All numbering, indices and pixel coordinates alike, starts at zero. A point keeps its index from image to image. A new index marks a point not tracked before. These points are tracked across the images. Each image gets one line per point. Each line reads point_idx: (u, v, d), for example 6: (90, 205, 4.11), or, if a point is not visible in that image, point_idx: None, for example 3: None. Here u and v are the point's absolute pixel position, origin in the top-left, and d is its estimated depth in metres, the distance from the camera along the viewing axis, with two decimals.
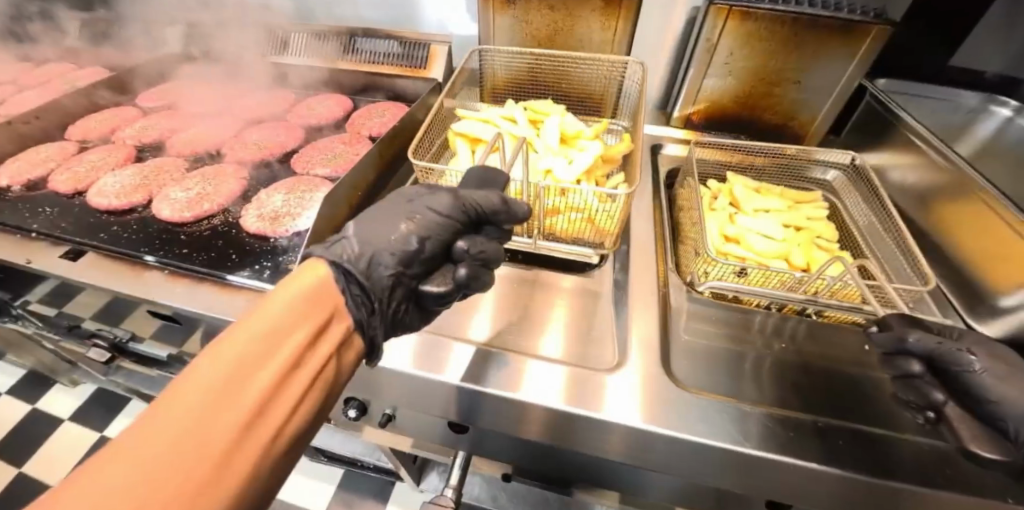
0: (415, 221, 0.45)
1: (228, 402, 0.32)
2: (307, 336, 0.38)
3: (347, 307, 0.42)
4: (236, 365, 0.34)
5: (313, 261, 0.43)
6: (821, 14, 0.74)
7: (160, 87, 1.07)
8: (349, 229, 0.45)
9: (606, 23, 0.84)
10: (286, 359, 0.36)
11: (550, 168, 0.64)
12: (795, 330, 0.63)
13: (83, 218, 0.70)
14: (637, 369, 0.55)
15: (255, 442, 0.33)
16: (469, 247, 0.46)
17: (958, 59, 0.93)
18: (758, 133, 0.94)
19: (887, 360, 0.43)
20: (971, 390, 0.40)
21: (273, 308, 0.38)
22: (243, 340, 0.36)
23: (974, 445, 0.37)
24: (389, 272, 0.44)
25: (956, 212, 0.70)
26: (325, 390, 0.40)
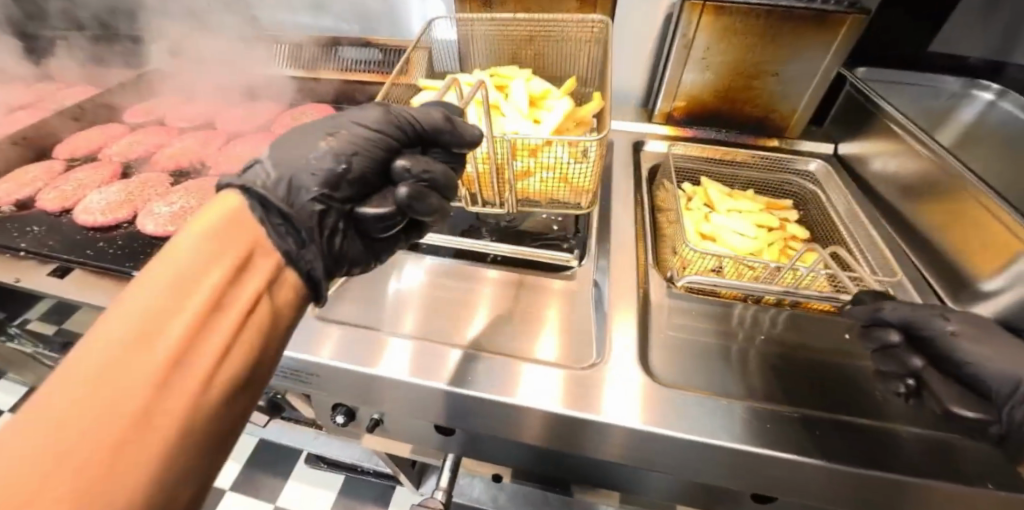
0: (337, 139, 0.44)
1: (141, 354, 0.31)
2: (227, 274, 0.36)
3: (270, 241, 0.40)
4: (142, 317, 0.32)
5: (226, 193, 0.40)
6: (795, 5, 0.75)
7: (147, 103, 1.08)
8: (262, 155, 0.43)
9: (582, 22, 0.85)
10: (204, 302, 0.34)
11: (518, 130, 0.65)
12: (773, 319, 0.63)
13: (70, 235, 0.71)
14: (623, 367, 0.56)
15: (189, 380, 0.32)
16: (409, 165, 0.46)
17: (937, 45, 0.94)
18: (739, 127, 0.94)
19: (868, 333, 0.46)
20: (949, 354, 0.41)
21: (183, 250, 0.36)
22: (156, 285, 0.34)
23: (953, 405, 0.38)
24: (315, 196, 0.42)
25: (937, 198, 0.70)
26: (264, 326, 0.38)
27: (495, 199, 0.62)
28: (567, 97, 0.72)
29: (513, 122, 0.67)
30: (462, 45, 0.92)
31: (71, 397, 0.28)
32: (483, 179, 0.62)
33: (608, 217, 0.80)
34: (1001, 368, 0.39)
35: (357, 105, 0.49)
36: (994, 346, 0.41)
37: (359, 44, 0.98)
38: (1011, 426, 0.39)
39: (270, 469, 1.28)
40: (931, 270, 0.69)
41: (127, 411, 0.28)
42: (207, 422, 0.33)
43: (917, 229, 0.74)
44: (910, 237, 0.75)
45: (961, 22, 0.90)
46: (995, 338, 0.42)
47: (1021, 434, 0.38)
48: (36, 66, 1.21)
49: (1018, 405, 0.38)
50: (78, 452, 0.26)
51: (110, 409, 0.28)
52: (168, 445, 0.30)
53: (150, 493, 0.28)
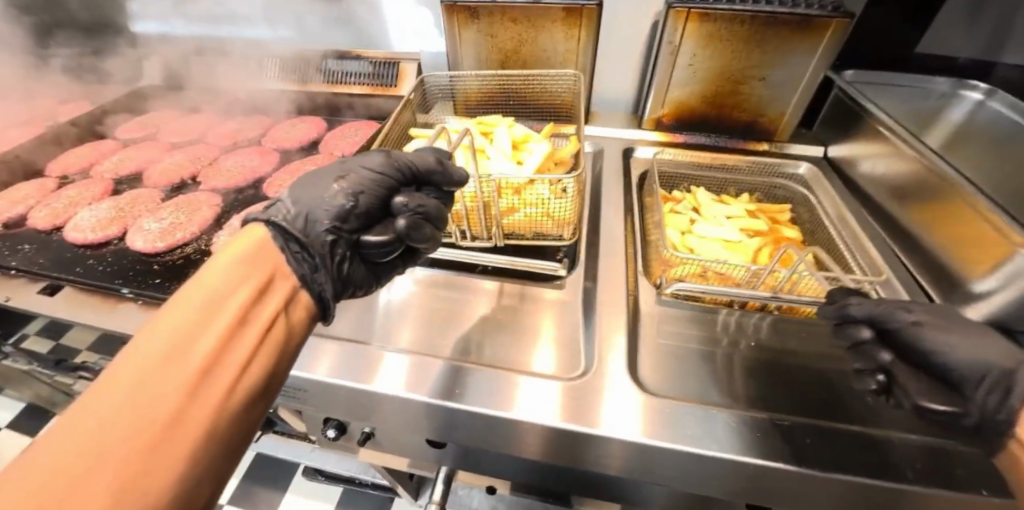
0: (347, 179, 0.48)
1: (175, 366, 0.34)
2: (251, 296, 0.40)
3: (288, 266, 0.44)
4: (177, 332, 0.35)
5: (254, 225, 0.45)
6: (779, 11, 0.75)
7: (140, 118, 1.09)
8: (284, 195, 0.48)
9: (569, 33, 0.85)
10: (231, 319, 0.38)
11: (501, 170, 0.69)
12: (760, 327, 0.63)
13: (60, 253, 0.71)
14: (616, 379, 0.55)
15: (213, 391, 0.34)
16: (406, 200, 0.49)
17: (924, 46, 0.94)
18: (727, 132, 0.95)
19: (841, 330, 0.46)
20: (914, 344, 0.41)
21: (214, 273, 0.40)
22: (186, 307, 0.37)
23: (922, 399, 0.40)
24: (327, 228, 0.46)
25: (929, 200, 0.70)
26: (281, 343, 0.41)
27: (484, 234, 0.68)
28: (546, 140, 0.75)
29: (498, 163, 0.70)
30: (451, 56, 0.93)
31: (110, 408, 0.30)
32: (471, 216, 0.67)
33: (599, 224, 0.80)
34: (967, 355, 0.39)
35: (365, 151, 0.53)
36: (961, 335, 0.40)
37: (350, 56, 0.99)
38: (983, 415, 0.38)
39: (268, 483, 1.27)
40: (922, 272, 0.69)
41: (157, 419, 0.31)
42: (227, 430, 0.35)
43: (907, 230, 0.74)
44: (901, 238, 0.74)
45: (948, 22, 0.90)
46: (968, 327, 0.41)
47: (995, 425, 0.38)
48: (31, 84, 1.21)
49: (992, 393, 0.38)
50: (113, 457, 0.29)
51: (143, 418, 0.31)
52: (193, 448, 0.32)
53: (173, 495, 0.31)
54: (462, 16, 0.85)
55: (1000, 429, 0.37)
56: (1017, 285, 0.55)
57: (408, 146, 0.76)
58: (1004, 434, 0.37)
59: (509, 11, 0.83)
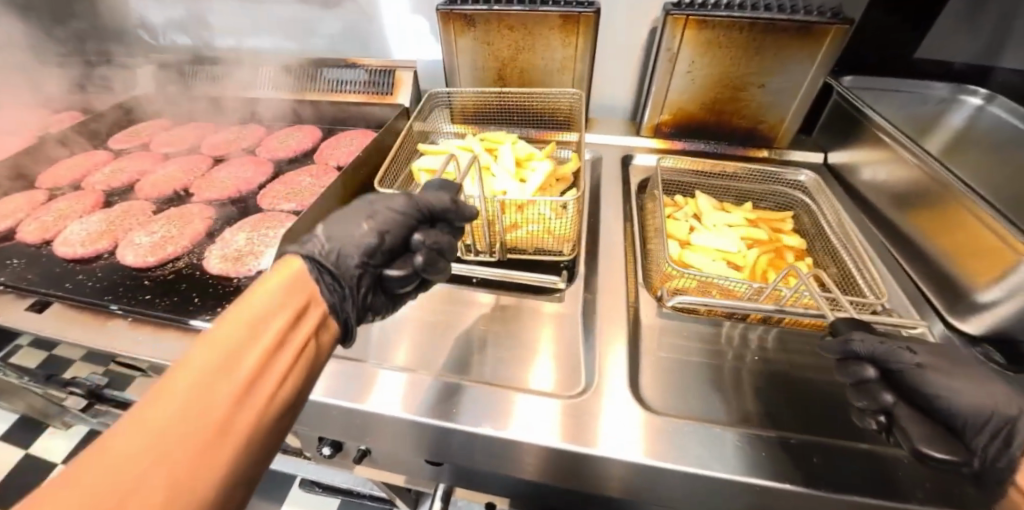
0: (375, 218, 0.48)
1: (220, 386, 0.32)
2: (290, 316, 0.39)
3: (322, 295, 0.43)
4: (222, 353, 0.34)
5: (289, 258, 0.44)
6: (778, 18, 0.74)
7: (133, 128, 1.07)
8: (317, 229, 0.48)
9: (566, 40, 0.84)
10: (273, 342, 0.37)
11: (505, 189, 0.68)
12: (763, 341, 0.62)
13: (49, 268, 0.69)
14: (620, 396, 0.54)
15: (252, 409, 0.33)
16: (422, 237, 0.49)
17: (924, 52, 0.93)
18: (727, 138, 0.94)
19: (843, 366, 0.44)
20: (918, 389, 0.40)
21: (258, 295, 0.39)
22: (228, 326, 0.36)
23: (923, 445, 0.38)
24: (358, 262, 0.46)
25: (932, 211, 0.68)
26: (313, 363, 0.40)
27: (487, 250, 0.67)
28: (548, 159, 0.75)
29: (502, 180, 0.70)
30: (448, 64, 0.92)
31: (153, 426, 0.29)
32: (475, 230, 0.67)
33: (598, 234, 0.78)
34: (971, 403, 0.39)
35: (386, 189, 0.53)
36: (964, 381, 0.40)
37: (347, 65, 0.97)
38: (988, 463, 0.39)
39: (265, 494, 1.25)
40: (924, 280, 0.68)
41: (201, 437, 0.30)
42: (255, 459, 0.33)
43: (909, 239, 0.73)
44: (903, 248, 0.73)
45: (946, 27, 0.89)
46: (966, 371, 0.41)
47: (995, 472, 0.39)
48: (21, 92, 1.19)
49: (993, 439, 0.38)
50: (156, 476, 0.27)
51: (189, 435, 0.29)
52: (226, 477, 0.30)
53: None
54: (458, 24, 0.84)
55: (1000, 475, 0.38)
56: (1020, 298, 0.54)
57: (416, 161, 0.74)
58: (1002, 481, 0.39)
59: (506, 19, 0.82)
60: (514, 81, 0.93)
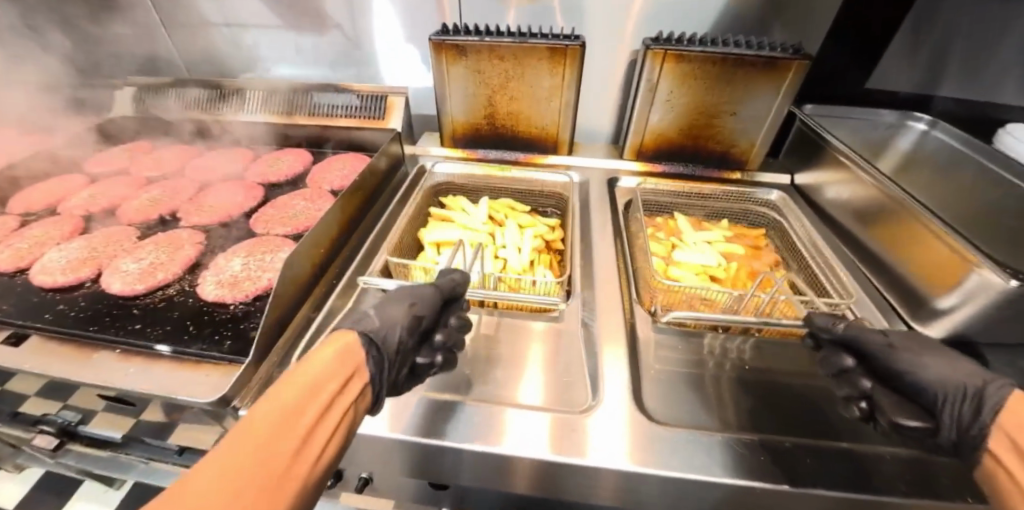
0: (417, 306, 0.52)
1: (276, 446, 0.34)
2: (340, 383, 0.40)
3: (367, 369, 0.44)
4: (279, 415, 0.36)
5: (343, 331, 0.47)
6: (746, 54, 0.82)
7: (110, 151, 1.04)
8: (370, 308, 0.51)
9: (554, 70, 0.89)
10: (322, 406, 0.38)
11: (505, 258, 0.78)
12: (743, 350, 0.65)
13: (25, 298, 0.66)
14: (613, 408, 0.55)
15: (299, 472, 0.35)
16: (444, 337, 0.54)
17: (875, 83, 1.03)
18: (703, 161, 1.00)
19: (824, 360, 0.52)
20: (891, 366, 0.47)
21: (315, 360, 0.41)
22: (284, 390, 0.37)
23: (898, 417, 0.44)
24: (399, 339, 0.48)
25: (888, 226, 0.76)
26: (349, 428, 0.41)
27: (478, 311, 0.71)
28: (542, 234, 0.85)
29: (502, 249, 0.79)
30: (438, 90, 0.95)
31: (224, 474, 0.31)
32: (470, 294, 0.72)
33: (590, 251, 0.81)
34: (939, 376, 0.44)
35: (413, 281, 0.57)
36: (933, 358, 0.45)
37: (337, 90, 0.98)
38: (959, 432, 0.42)
39: None
40: (887, 289, 0.74)
41: (260, 490, 0.31)
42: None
43: (872, 251, 0.79)
44: (868, 262, 0.79)
45: (892, 62, 0.99)
46: (940, 354, 0.46)
47: (970, 440, 0.41)
48: None
49: (964, 407, 0.42)
50: None
51: (246, 493, 0.31)
52: None
53: None
54: (450, 54, 0.88)
55: (975, 443, 0.41)
56: (975, 302, 0.60)
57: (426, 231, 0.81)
58: (978, 448, 0.41)
59: (496, 50, 0.86)
60: (504, 108, 0.96)
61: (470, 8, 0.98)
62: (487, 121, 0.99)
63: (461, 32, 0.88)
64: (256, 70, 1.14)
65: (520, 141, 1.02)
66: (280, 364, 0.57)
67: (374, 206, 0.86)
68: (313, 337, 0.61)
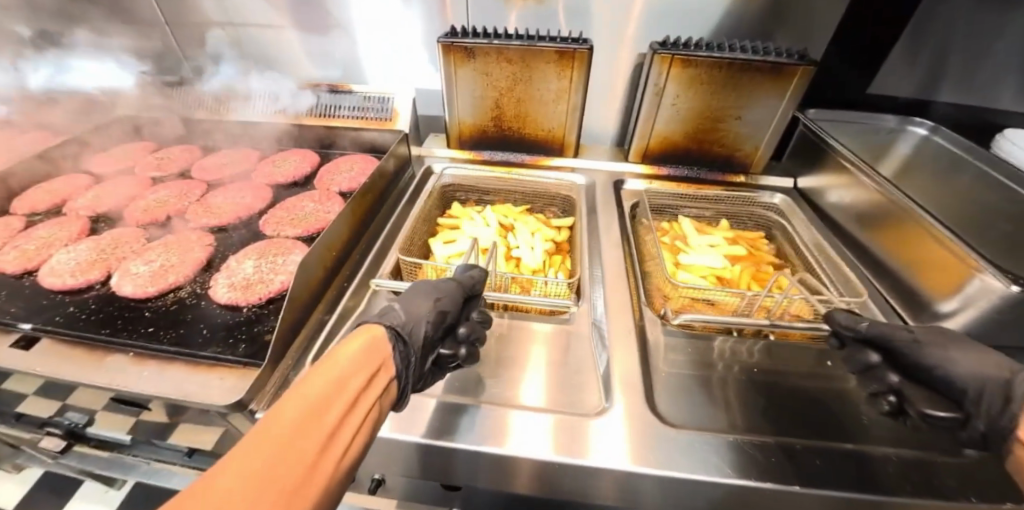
0: (441, 301, 0.53)
1: (305, 436, 0.35)
2: (366, 377, 0.41)
3: (392, 363, 0.45)
4: (309, 405, 0.36)
5: (371, 325, 0.48)
6: (752, 59, 0.83)
7: (114, 151, 1.03)
8: (394, 304, 0.52)
9: (562, 73, 0.89)
10: (348, 400, 0.39)
11: (520, 257, 0.80)
12: (754, 351, 0.66)
13: (34, 300, 0.66)
14: (623, 411, 0.56)
15: (328, 463, 0.35)
16: (467, 330, 0.56)
17: (876, 88, 1.04)
18: (708, 164, 1.01)
19: (850, 356, 0.54)
20: (920, 360, 0.50)
21: (342, 355, 0.42)
22: (313, 381, 0.38)
23: (930, 409, 0.47)
24: (425, 334, 0.50)
25: (889, 228, 0.77)
26: (376, 422, 0.42)
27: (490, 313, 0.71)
28: (551, 236, 0.87)
29: (515, 249, 0.82)
30: (446, 93, 0.95)
31: (257, 462, 0.32)
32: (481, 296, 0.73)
33: (598, 254, 0.82)
34: (966, 369, 0.48)
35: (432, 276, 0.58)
36: (962, 352, 0.49)
37: (344, 90, 0.98)
38: (990, 424, 0.45)
39: None
40: (889, 291, 0.75)
41: (291, 478, 0.32)
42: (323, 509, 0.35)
43: (874, 254, 0.80)
44: (871, 264, 0.80)
45: (892, 68, 1.01)
46: (963, 346, 0.49)
47: (1000, 431, 0.44)
48: None
49: (994, 398, 0.45)
50: None
51: (278, 482, 0.32)
52: None
53: None
54: (458, 56, 0.88)
55: (1004, 434, 0.44)
56: (976, 306, 0.61)
57: (435, 248, 0.80)
58: (1009, 438, 0.44)
59: (504, 52, 0.87)
60: (511, 110, 0.97)
61: (477, 10, 0.98)
62: (494, 123, 0.99)
63: (470, 35, 0.89)
64: (261, 70, 1.14)
65: (526, 143, 1.02)
66: (295, 367, 0.57)
67: (382, 208, 0.86)
68: (327, 340, 0.61)
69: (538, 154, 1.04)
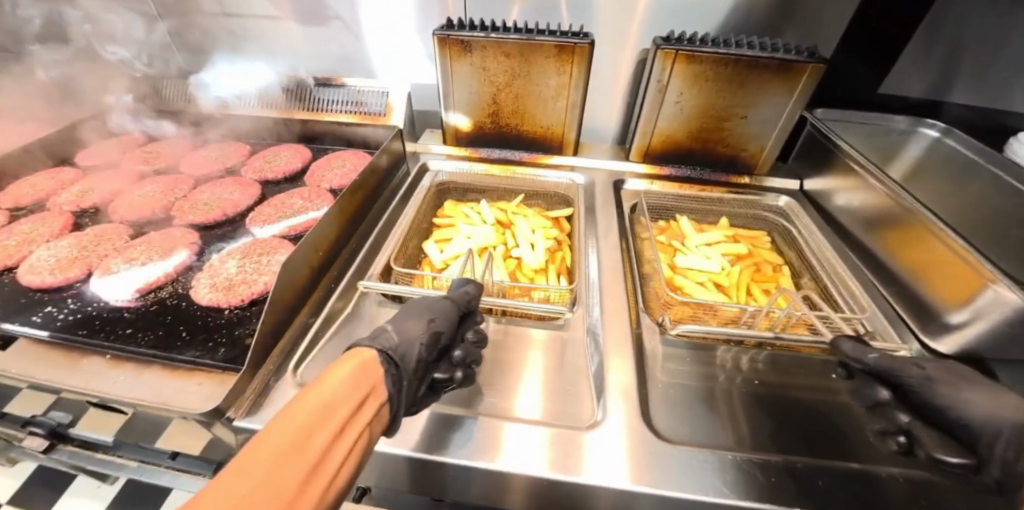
0: (435, 321, 0.50)
1: (286, 472, 0.32)
2: (355, 405, 0.38)
3: (385, 387, 0.42)
4: (292, 435, 0.34)
5: (362, 348, 0.44)
6: (758, 56, 0.80)
7: (103, 144, 1.01)
8: (386, 324, 0.48)
9: (562, 68, 0.86)
10: (336, 429, 0.36)
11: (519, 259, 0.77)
12: (756, 360, 0.64)
13: (12, 298, 0.64)
14: (620, 425, 0.54)
15: (309, 502, 0.33)
16: (463, 353, 0.53)
17: (886, 87, 1.01)
18: (711, 165, 0.98)
19: (857, 392, 0.51)
20: (931, 401, 0.46)
21: (332, 378, 0.38)
22: (298, 409, 0.35)
23: (938, 451, 0.43)
24: (419, 356, 0.46)
25: (898, 233, 0.74)
26: (365, 449, 0.39)
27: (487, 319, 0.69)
28: (550, 237, 0.83)
29: (516, 250, 0.79)
30: (443, 88, 0.92)
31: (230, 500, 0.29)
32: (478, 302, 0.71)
33: (596, 256, 0.80)
34: (982, 412, 0.43)
35: (429, 294, 0.55)
36: (971, 392, 0.45)
37: (337, 84, 0.95)
38: (1006, 471, 0.41)
39: None
40: (896, 299, 0.72)
41: None
42: None
43: (881, 261, 0.77)
44: (877, 271, 0.78)
45: (903, 67, 0.97)
46: (973, 384, 0.46)
47: (1014, 478, 0.40)
48: None
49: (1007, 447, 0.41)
50: None
51: None
52: None
53: None
54: (455, 50, 0.86)
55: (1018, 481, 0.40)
56: (987, 319, 0.59)
57: (432, 253, 0.77)
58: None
59: (503, 46, 0.84)
60: (509, 106, 0.94)
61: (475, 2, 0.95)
62: (491, 119, 0.96)
63: (467, 27, 0.86)
64: (255, 63, 1.11)
65: (524, 141, 0.99)
66: (276, 372, 0.55)
67: (374, 207, 0.84)
68: (311, 344, 0.59)
69: (536, 152, 1.01)
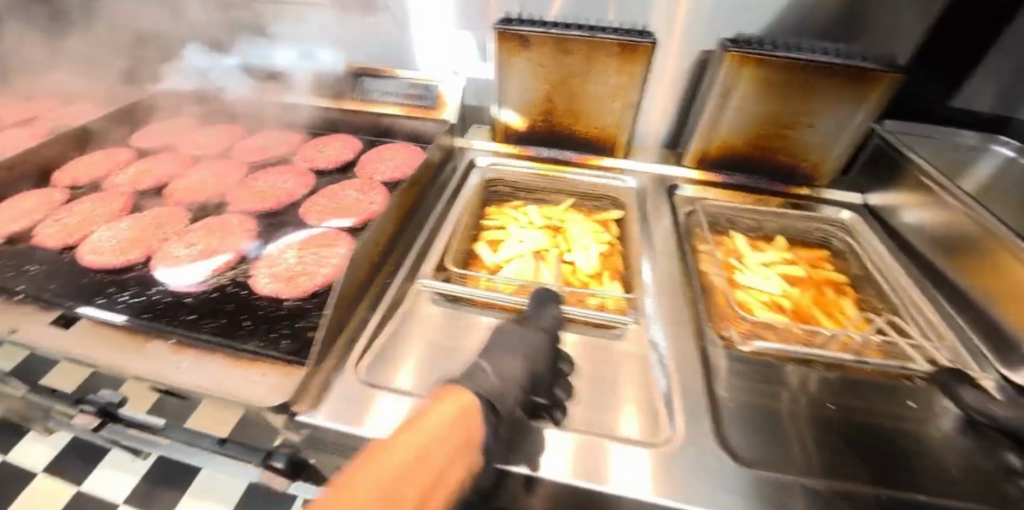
0: (532, 357, 0.49)
1: None
2: (451, 454, 0.36)
3: (481, 436, 0.39)
4: (392, 477, 0.32)
5: (459, 388, 0.42)
6: (832, 62, 0.76)
7: (157, 126, 1.02)
8: (484, 363, 0.47)
9: (623, 68, 0.84)
10: (430, 477, 0.34)
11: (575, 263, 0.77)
12: (835, 383, 0.60)
13: (74, 278, 0.64)
14: (690, 441, 0.50)
15: None
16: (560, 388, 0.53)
17: (958, 100, 0.96)
18: (770, 175, 0.95)
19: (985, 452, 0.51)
20: None
21: (434, 418, 0.37)
22: (398, 446, 0.34)
23: None
24: (515, 401, 0.44)
25: (976, 256, 0.70)
26: (451, 503, 0.37)
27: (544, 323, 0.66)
28: (602, 242, 0.82)
29: (570, 255, 0.78)
30: (498, 84, 0.91)
31: None
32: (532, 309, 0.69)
33: (652, 264, 0.77)
34: None
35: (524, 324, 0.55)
36: None
37: (389, 76, 0.94)
38: None
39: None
40: (970, 325, 0.68)
41: None
42: None
43: (953, 283, 0.73)
44: (948, 294, 0.73)
45: (980, 79, 0.92)
46: None
47: None
48: (49, 84, 1.16)
49: None
50: None
51: None
52: None
53: None
54: (513, 46, 0.84)
55: None
56: None
57: (487, 258, 0.77)
58: None
59: (563, 43, 0.82)
60: (563, 105, 0.92)
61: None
62: (544, 118, 0.94)
63: (526, 22, 0.84)
64: None
65: (575, 141, 0.97)
66: (337, 368, 0.54)
67: (426, 202, 0.83)
68: (371, 340, 0.58)
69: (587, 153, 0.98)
